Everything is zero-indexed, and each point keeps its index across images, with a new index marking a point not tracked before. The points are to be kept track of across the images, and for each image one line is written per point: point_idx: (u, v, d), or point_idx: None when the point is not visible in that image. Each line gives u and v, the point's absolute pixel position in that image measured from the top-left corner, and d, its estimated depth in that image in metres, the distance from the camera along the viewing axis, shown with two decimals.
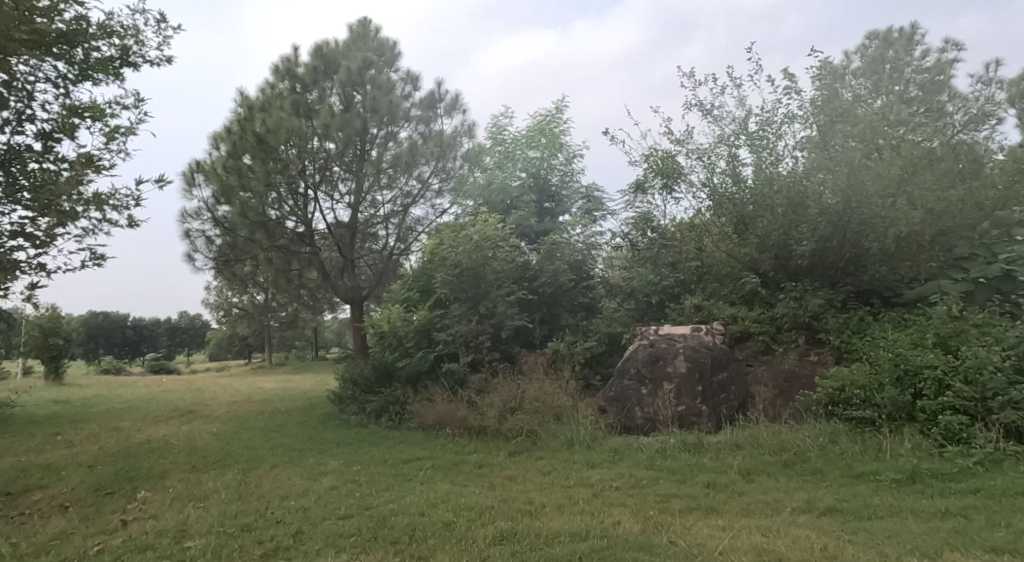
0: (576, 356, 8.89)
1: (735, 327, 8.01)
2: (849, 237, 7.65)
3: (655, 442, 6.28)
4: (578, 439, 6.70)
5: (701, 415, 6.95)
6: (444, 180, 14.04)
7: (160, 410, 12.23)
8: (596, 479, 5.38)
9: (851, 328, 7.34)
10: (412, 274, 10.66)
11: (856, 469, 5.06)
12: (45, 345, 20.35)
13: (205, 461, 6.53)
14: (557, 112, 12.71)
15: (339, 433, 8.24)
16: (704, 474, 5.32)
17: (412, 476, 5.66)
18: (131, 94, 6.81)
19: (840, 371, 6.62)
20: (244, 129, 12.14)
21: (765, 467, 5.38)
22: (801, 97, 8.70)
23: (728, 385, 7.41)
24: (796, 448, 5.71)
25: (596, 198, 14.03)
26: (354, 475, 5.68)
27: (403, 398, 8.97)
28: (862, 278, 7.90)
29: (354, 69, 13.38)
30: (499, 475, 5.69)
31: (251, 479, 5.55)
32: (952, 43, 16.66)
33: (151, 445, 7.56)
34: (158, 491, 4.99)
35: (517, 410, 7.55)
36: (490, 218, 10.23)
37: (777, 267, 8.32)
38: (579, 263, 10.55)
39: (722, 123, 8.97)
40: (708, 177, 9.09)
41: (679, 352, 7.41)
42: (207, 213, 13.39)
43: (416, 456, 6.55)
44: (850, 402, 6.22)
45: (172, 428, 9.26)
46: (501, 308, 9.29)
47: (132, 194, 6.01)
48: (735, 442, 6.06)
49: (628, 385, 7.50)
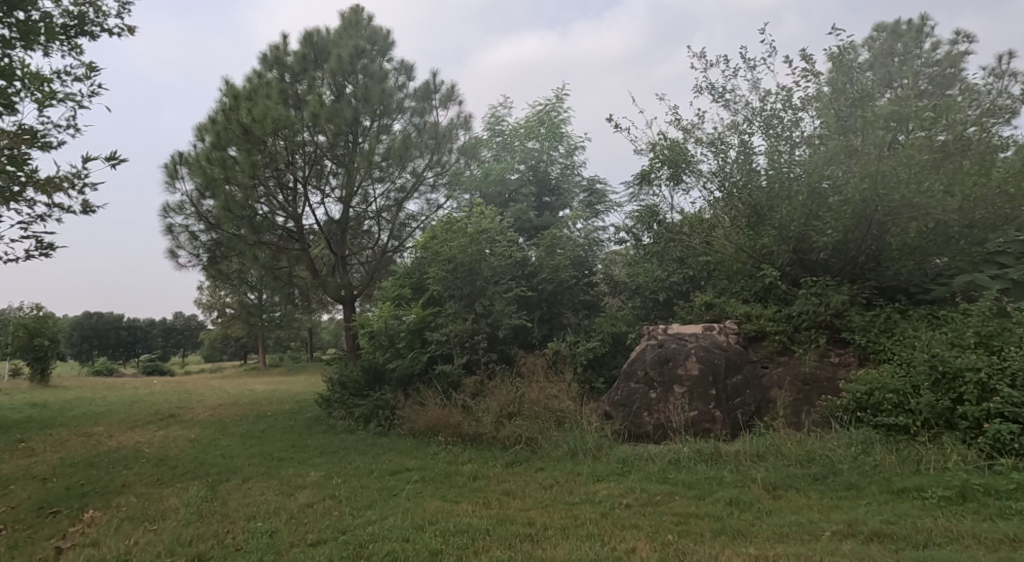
0: (578, 357, 8.32)
1: (750, 326, 7.42)
2: (874, 230, 6.99)
3: (667, 451, 5.71)
4: (582, 449, 6.13)
5: (715, 421, 6.43)
6: (438, 173, 13.53)
7: (139, 414, 11.57)
8: (603, 494, 4.82)
9: (878, 326, 6.79)
10: (405, 271, 10.11)
11: (896, 485, 4.51)
12: (30, 346, 19.58)
13: (173, 472, 5.96)
14: (557, 100, 12.11)
15: (324, 441, 7.66)
16: (725, 489, 4.76)
17: (398, 491, 5.09)
18: (85, 65, 6.36)
19: (867, 373, 6.08)
20: (230, 119, 11.72)
21: (792, 480, 4.83)
22: (818, 80, 8.19)
23: (743, 388, 6.89)
24: (824, 459, 5.14)
25: (599, 190, 13.41)
26: (335, 490, 5.11)
27: (393, 402, 8.38)
28: (887, 273, 7.35)
29: (346, 58, 12.82)
30: (495, 489, 5.12)
31: (218, 494, 4.99)
32: (963, 36, 16.06)
33: (120, 453, 6.97)
34: (107, 511, 4.41)
35: (515, 415, 7.01)
36: (487, 209, 9.59)
37: (794, 262, 7.69)
38: (581, 259, 9.95)
39: (734, 109, 8.45)
40: (718, 166, 8.58)
41: (691, 353, 6.83)
42: (191, 207, 12.80)
43: (404, 467, 5.98)
44: (879, 408, 5.71)
45: (148, 434, 8.65)
46: (499, 306, 8.72)
47: (81, 175, 5.57)
48: (756, 451, 5.50)
49: (634, 389, 6.92)
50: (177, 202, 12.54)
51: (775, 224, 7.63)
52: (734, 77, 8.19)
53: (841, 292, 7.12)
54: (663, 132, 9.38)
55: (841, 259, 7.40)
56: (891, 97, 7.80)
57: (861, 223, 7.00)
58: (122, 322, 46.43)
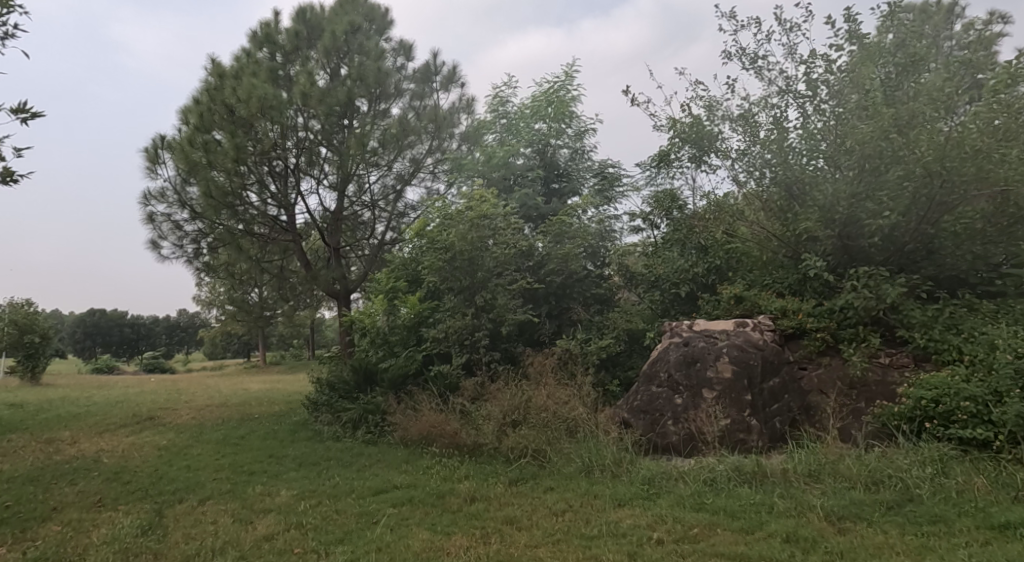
0: (590, 357, 7.44)
1: (787, 323, 6.50)
2: (931, 213, 6.10)
3: (700, 468, 4.83)
4: (598, 465, 5.28)
5: (751, 431, 5.54)
6: (439, 160, 12.66)
7: (118, 416, 10.74)
8: (627, 525, 3.96)
9: (941, 322, 5.88)
10: (400, 262, 9.26)
11: (997, 518, 3.61)
12: (20, 343, 18.75)
13: (122, 489, 5.12)
14: (568, 77, 11.14)
15: (305, 450, 6.81)
16: (777, 521, 3.87)
17: (380, 518, 4.24)
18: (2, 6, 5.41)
19: (935, 378, 5.18)
20: (214, 99, 11.02)
21: (859, 509, 3.93)
22: (863, 45, 7.26)
23: (781, 393, 6.00)
24: (893, 482, 4.26)
25: (611, 175, 12.34)
26: (304, 516, 4.26)
27: (384, 407, 7.51)
28: (945, 261, 6.45)
29: (340, 35, 11.97)
30: (496, 515, 4.27)
31: (162, 522, 4.14)
32: (1001, 16, 14.88)
33: (71, 465, 6.13)
34: (14, 550, 3.58)
35: (520, 424, 6.13)
36: (489, 194, 8.64)
37: (838, 250, 6.73)
38: (593, 250, 9.18)
39: (766, 79, 7.58)
40: (747, 143, 7.67)
41: (722, 352, 5.92)
42: (173, 194, 11.91)
43: (391, 485, 5.13)
44: (951, 419, 4.82)
45: (115, 440, 7.83)
46: (502, 300, 7.85)
47: None
48: (808, 470, 4.60)
49: (657, 393, 6.02)
50: (158, 188, 11.71)
51: (818, 203, 6.67)
52: (767, 42, 7.38)
53: (896, 282, 6.19)
54: (685, 108, 8.48)
55: (891, 247, 6.49)
56: (950, 62, 6.84)
57: (920, 203, 6.09)
58: (126, 319, 45.90)
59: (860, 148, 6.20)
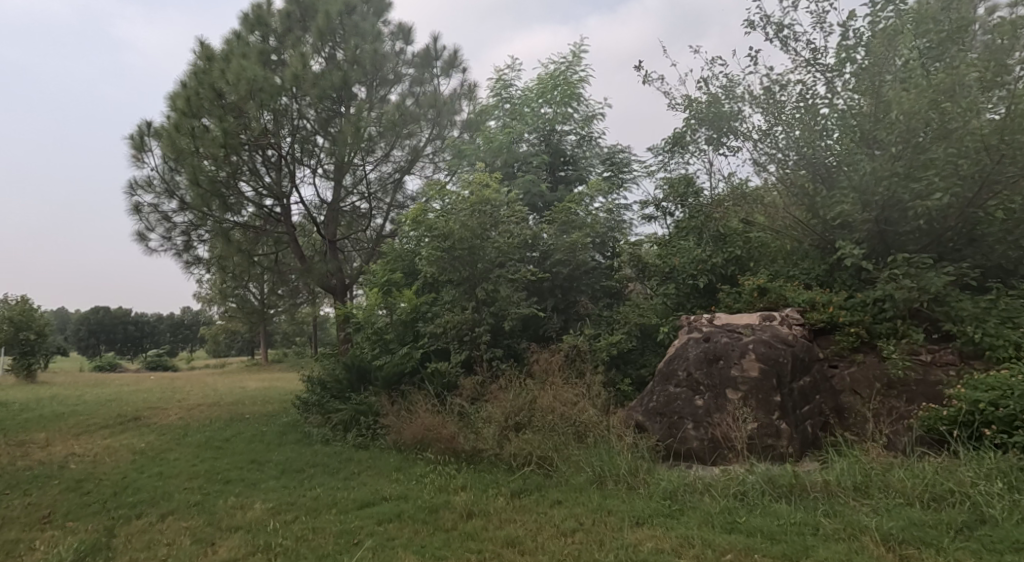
0: (599, 354, 6.85)
1: (818, 317, 5.91)
2: (981, 194, 5.49)
3: (728, 480, 4.25)
4: (611, 475, 4.70)
5: (781, 436, 4.94)
6: (439, 147, 12.10)
7: (102, 417, 10.18)
8: (648, 550, 3.38)
9: (995, 314, 5.30)
10: (397, 253, 8.71)
11: None
12: (16, 340, 18.23)
13: (80, 502, 4.60)
14: (575, 57, 10.53)
15: (291, 455, 6.26)
16: (826, 546, 3.28)
17: (361, 538, 3.69)
18: None
19: (993, 377, 4.57)
20: (201, 82, 10.45)
21: (923, 532, 3.34)
22: (900, 12, 6.62)
23: (812, 394, 5.41)
24: (959, 500, 3.65)
25: (620, 161, 11.78)
26: (273, 536, 3.71)
27: (377, 408, 6.95)
28: (992, 249, 5.85)
29: (335, 16, 11.38)
30: (496, 535, 3.71)
31: (109, 546, 3.60)
32: None
33: (32, 472, 5.61)
34: None
35: (523, 427, 5.57)
36: (490, 179, 8.07)
37: (874, 238, 6.12)
38: (603, 240, 8.59)
39: (791, 52, 6.98)
40: (770, 123, 7.06)
41: (748, 349, 5.31)
42: (161, 184, 11.37)
43: (379, 497, 4.58)
44: (1015, 425, 4.21)
45: (89, 443, 7.29)
46: (504, 293, 7.28)
47: None
48: (854, 483, 4.00)
49: (675, 395, 5.42)
50: (144, 177, 11.17)
51: (852, 185, 6.06)
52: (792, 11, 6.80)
53: (941, 271, 5.58)
54: (702, 86, 7.88)
55: (933, 233, 5.89)
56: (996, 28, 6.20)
57: (968, 184, 5.48)
58: (128, 317, 45.60)
59: (902, 124, 5.59)
